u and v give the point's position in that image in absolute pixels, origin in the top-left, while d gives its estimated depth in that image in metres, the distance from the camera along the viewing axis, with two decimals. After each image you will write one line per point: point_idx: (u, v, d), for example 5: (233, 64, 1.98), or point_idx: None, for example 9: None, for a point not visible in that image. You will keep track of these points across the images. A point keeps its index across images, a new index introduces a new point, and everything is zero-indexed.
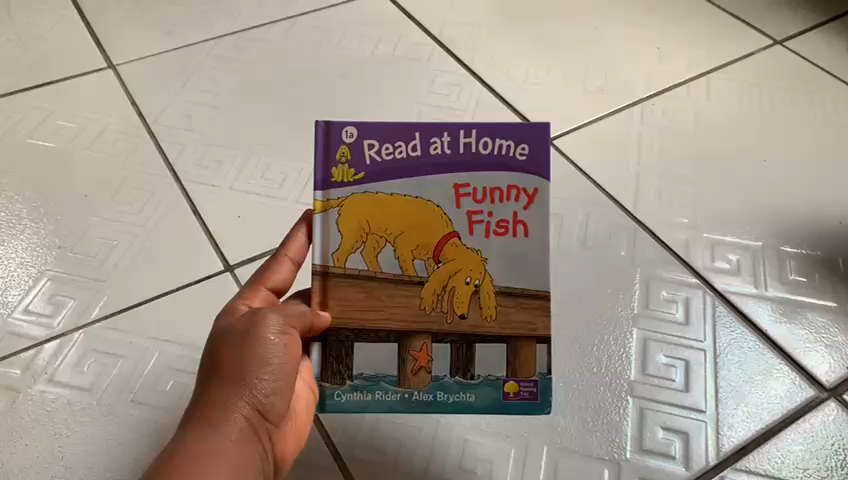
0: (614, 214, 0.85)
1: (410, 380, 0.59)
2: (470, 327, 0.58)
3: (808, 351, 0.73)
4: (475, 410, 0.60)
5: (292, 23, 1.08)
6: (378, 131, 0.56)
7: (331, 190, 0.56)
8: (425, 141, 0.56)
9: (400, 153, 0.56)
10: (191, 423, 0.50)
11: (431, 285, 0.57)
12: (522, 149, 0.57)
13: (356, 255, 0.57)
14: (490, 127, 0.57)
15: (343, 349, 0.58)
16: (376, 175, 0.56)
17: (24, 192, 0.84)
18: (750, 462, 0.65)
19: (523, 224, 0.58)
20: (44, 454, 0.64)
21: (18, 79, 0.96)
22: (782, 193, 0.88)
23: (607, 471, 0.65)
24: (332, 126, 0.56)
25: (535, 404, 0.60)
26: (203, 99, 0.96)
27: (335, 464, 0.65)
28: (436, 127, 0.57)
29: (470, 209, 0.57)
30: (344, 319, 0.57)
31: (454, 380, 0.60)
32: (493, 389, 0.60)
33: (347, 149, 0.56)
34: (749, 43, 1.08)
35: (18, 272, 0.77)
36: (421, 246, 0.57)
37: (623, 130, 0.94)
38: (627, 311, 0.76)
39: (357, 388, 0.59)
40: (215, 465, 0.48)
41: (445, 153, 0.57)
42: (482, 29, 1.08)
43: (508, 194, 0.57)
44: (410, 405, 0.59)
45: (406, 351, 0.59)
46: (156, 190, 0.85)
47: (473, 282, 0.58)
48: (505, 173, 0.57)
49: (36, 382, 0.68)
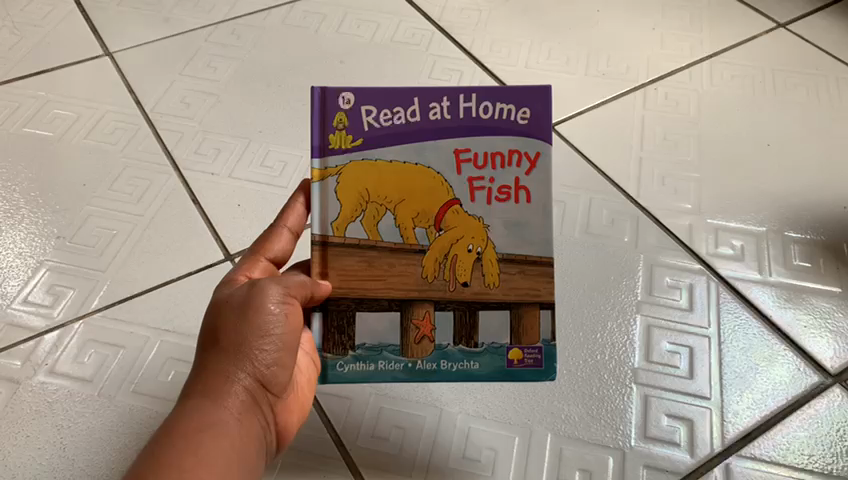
0: (616, 199, 0.84)
1: (413, 348, 0.59)
2: (473, 295, 0.58)
3: (812, 337, 0.72)
4: (479, 378, 0.59)
5: (290, 8, 1.07)
6: (376, 97, 0.55)
7: (328, 157, 0.55)
8: (425, 106, 0.55)
9: (399, 119, 0.55)
10: (190, 393, 0.50)
11: (432, 253, 0.57)
12: (523, 113, 0.56)
13: (356, 223, 0.56)
14: (490, 90, 0.55)
15: (344, 318, 0.58)
16: (375, 140, 0.55)
17: (21, 181, 0.83)
18: (755, 449, 0.65)
19: (525, 190, 0.57)
20: (45, 446, 0.63)
21: (13, 68, 0.95)
22: (786, 177, 0.87)
23: (612, 458, 0.64)
24: (328, 92, 0.55)
25: (539, 370, 0.59)
26: (201, 86, 0.95)
27: (337, 453, 0.64)
28: (435, 91, 0.55)
29: (471, 175, 0.56)
30: (344, 289, 0.57)
31: (457, 348, 0.59)
32: (497, 357, 0.59)
33: (344, 116, 0.55)
34: (752, 26, 1.07)
35: (16, 263, 0.76)
36: (422, 214, 0.56)
37: (625, 115, 0.94)
38: (630, 298, 0.75)
39: (359, 359, 0.58)
40: (217, 437, 0.48)
41: (444, 118, 0.55)
42: (482, 14, 1.07)
43: (509, 159, 0.56)
44: (413, 373, 0.59)
45: (408, 319, 0.58)
46: (155, 179, 0.84)
47: (475, 249, 0.57)
48: (505, 138, 0.56)
49: (36, 373, 0.68)
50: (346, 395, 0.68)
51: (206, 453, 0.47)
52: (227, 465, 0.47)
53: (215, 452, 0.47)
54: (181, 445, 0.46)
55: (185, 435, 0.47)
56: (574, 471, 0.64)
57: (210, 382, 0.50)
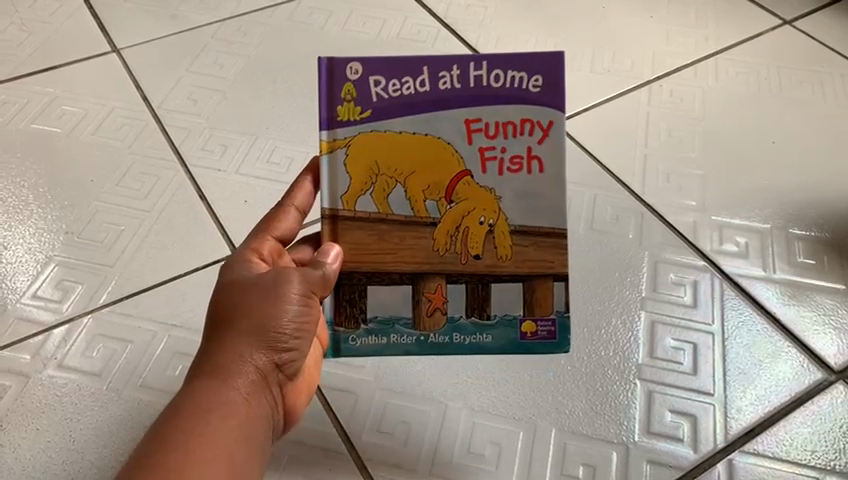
0: (621, 196, 0.85)
1: (426, 321, 0.60)
2: (486, 267, 0.59)
3: (816, 333, 0.73)
4: (491, 350, 0.60)
5: (296, 5, 1.07)
6: (384, 67, 0.55)
7: (337, 129, 0.55)
8: (434, 76, 0.55)
9: (408, 90, 0.55)
10: (200, 371, 0.51)
11: (443, 226, 0.57)
12: (535, 81, 0.55)
13: (366, 196, 0.56)
14: (501, 59, 0.55)
15: (355, 292, 0.58)
16: (384, 111, 0.55)
17: (30, 177, 0.84)
18: (758, 445, 0.65)
19: (537, 160, 0.57)
20: (54, 439, 0.64)
21: (21, 64, 0.96)
22: (790, 174, 0.87)
23: (616, 453, 0.65)
24: (335, 63, 0.55)
25: (552, 342, 0.61)
26: (208, 83, 0.95)
27: (344, 447, 0.65)
28: (445, 60, 0.55)
29: (482, 146, 0.56)
30: (355, 262, 0.58)
31: (469, 320, 0.60)
32: (509, 329, 0.60)
33: (352, 87, 0.55)
34: (758, 23, 1.07)
35: (25, 258, 0.77)
36: (433, 187, 0.56)
37: (631, 112, 0.94)
38: (634, 294, 0.76)
39: (372, 332, 0.60)
40: (224, 418, 0.49)
41: (454, 87, 0.55)
42: (487, 10, 1.07)
43: (521, 128, 0.56)
44: (425, 346, 0.60)
45: (420, 293, 0.59)
46: (162, 175, 0.85)
47: (487, 222, 0.57)
48: (517, 107, 0.56)
49: (45, 368, 0.69)
50: (352, 389, 0.69)
51: (212, 435, 0.48)
52: (232, 447, 0.49)
53: (221, 434, 0.49)
54: (187, 427, 0.48)
55: (192, 416, 0.49)
56: (578, 466, 0.64)
57: (219, 363, 0.51)
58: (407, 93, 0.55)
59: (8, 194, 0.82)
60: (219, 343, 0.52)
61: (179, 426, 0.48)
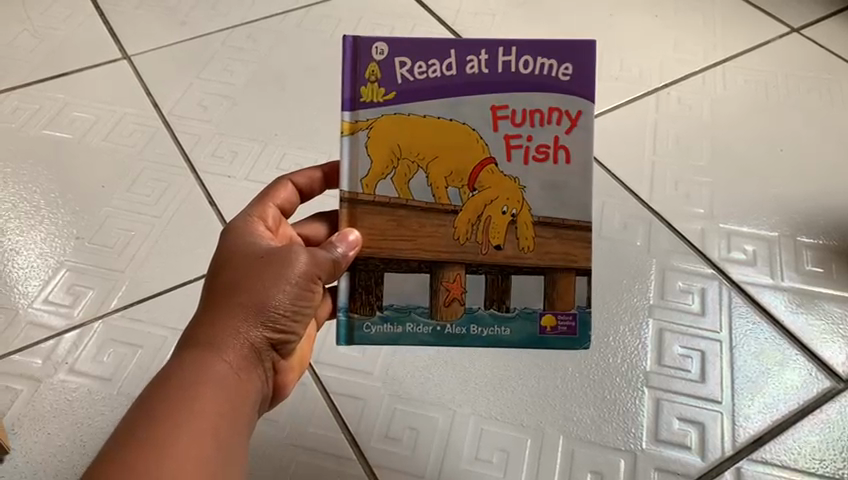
0: (629, 204, 0.85)
1: (443, 311, 0.59)
2: (506, 258, 0.58)
3: (825, 342, 0.73)
4: (510, 344, 0.60)
5: (305, 12, 1.08)
6: (411, 49, 0.55)
7: (359, 110, 0.55)
8: (461, 59, 0.55)
9: (434, 72, 0.55)
10: (192, 342, 0.51)
11: (465, 214, 0.57)
12: (564, 69, 0.56)
13: (386, 181, 0.56)
14: (530, 45, 0.55)
15: (372, 278, 0.58)
16: (408, 95, 0.55)
17: (43, 182, 0.84)
18: (767, 453, 0.65)
19: (564, 150, 0.57)
20: (66, 442, 0.64)
21: (33, 71, 0.97)
22: (798, 181, 0.88)
23: (623, 461, 0.65)
24: (361, 43, 0.55)
25: (572, 337, 0.60)
26: (218, 89, 0.96)
27: (351, 451, 0.65)
28: (473, 44, 0.55)
29: (508, 133, 0.56)
30: (374, 249, 0.57)
31: (487, 312, 0.59)
32: (529, 322, 0.60)
33: (376, 67, 0.55)
34: (766, 31, 1.07)
35: (36, 263, 0.77)
36: (454, 174, 0.56)
37: (639, 119, 0.94)
38: (642, 302, 0.76)
39: (388, 320, 0.59)
40: (214, 389, 0.49)
41: (481, 72, 0.55)
42: (495, 17, 1.08)
43: (549, 116, 0.56)
44: (441, 337, 0.59)
45: (438, 281, 0.59)
46: (173, 181, 0.85)
47: (510, 211, 0.57)
48: (545, 95, 0.56)
49: (57, 372, 0.69)
50: (361, 395, 0.69)
51: (201, 406, 0.48)
52: (220, 419, 0.49)
53: (210, 406, 0.49)
54: (176, 396, 0.48)
55: (182, 386, 0.49)
56: (586, 473, 0.64)
57: (213, 334, 0.51)
58: (433, 76, 0.55)
59: (20, 199, 0.83)
60: (214, 314, 0.52)
61: (164, 397, 0.48)
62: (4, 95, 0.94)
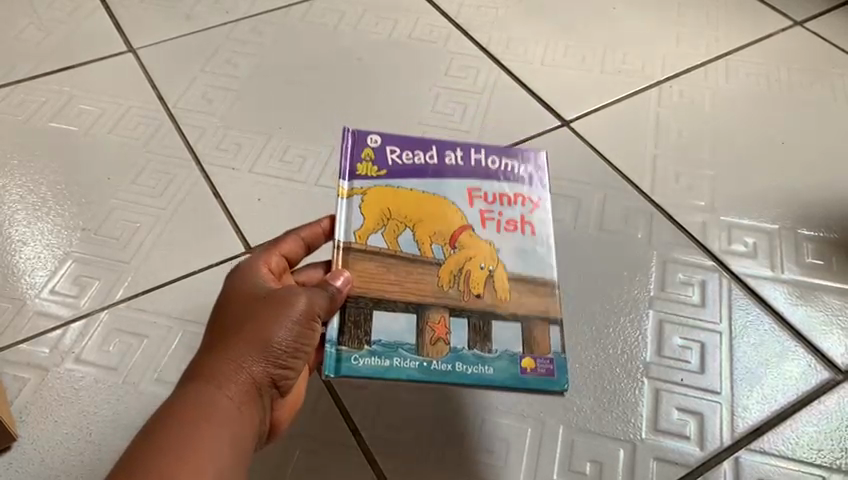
0: (632, 197, 0.85)
1: (428, 349, 0.56)
2: (487, 306, 0.58)
3: (823, 334, 0.73)
4: (492, 383, 0.55)
5: (309, 5, 1.08)
6: (399, 141, 0.66)
7: (355, 181, 0.63)
8: (441, 153, 0.66)
9: (418, 159, 0.65)
10: (195, 380, 0.52)
11: (447, 267, 0.59)
12: (525, 168, 0.67)
13: (377, 235, 0.60)
14: (496, 150, 0.68)
15: (362, 314, 0.57)
16: (397, 172, 0.64)
17: (49, 174, 0.85)
18: (765, 444, 0.66)
19: (531, 225, 0.64)
20: (73, 431, 0.65)
21: (39, 63, 0.98)
22: (800, 174, 0.88)
23: (623, 450, 0.66)
24: (359, 135, 0.66)
25: (552, 380, 0.56)
26: (221, 83, 0.97)
27: (354, 440, 0.66)
28: (450, 146, 0.67)
29: (482, 208, 0.63)
30: (362, 289, 0.58)
31: (471, 351, 0.56)
32: (511, 363, 0.56)
33: (371, 152, 0.65)
34: (769, 23, 1.07)
35: (43, 253, 0.78)
36: (439, 234, 0.61)
37: (641, 112, 0.94)
38: (642, 293, 0.77)
39: (375, 354, 0.55)
40: (220, 422, 0.50)
41: (458, 164, 0.66)
42: (498, 10, 1.09)
43: (516, 200, 0.65)
44: (428, 373, 0.55)
45: (424, 322, 0.57)
46: (178, 174, 0.86)
47: (488, 267, 0.60)
48: (511, 185, 0.66)
49: (63, 361, 0.70)
50: (363, 384, 0.69)
51: (203, 438, 0.49)
52: (223, 449, 0.50)
53: (213, 438, 0.49)
54: (180, 429, 0.49)
55: (185, 419, 0.50)
56: (585, 463, 0.65)
57: (217, 371, 0.52)
58: (417, 162, 0.65)
59: (26, 191, 0.84)
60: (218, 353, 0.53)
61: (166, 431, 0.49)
62: (10, 87, 0.94)
